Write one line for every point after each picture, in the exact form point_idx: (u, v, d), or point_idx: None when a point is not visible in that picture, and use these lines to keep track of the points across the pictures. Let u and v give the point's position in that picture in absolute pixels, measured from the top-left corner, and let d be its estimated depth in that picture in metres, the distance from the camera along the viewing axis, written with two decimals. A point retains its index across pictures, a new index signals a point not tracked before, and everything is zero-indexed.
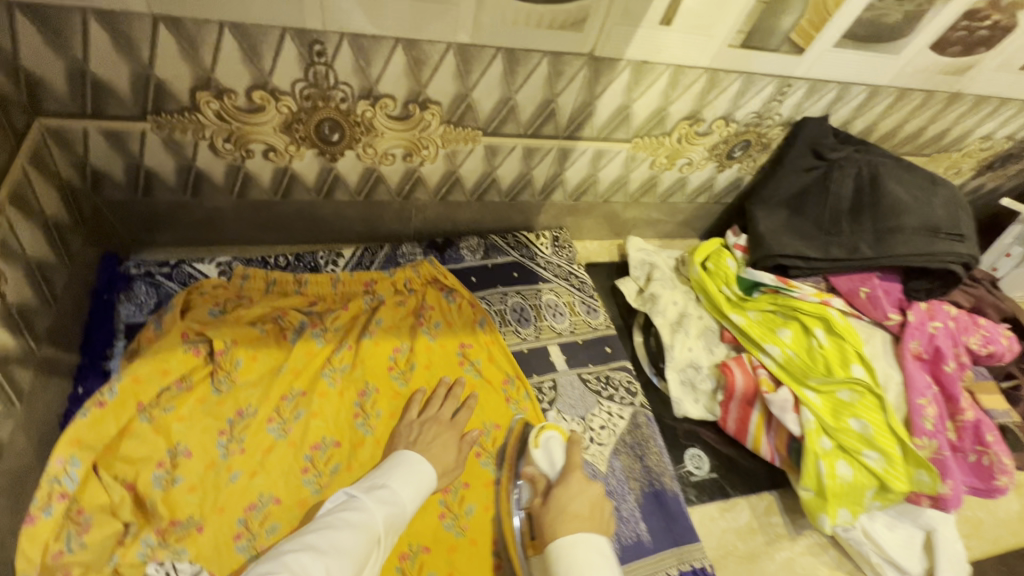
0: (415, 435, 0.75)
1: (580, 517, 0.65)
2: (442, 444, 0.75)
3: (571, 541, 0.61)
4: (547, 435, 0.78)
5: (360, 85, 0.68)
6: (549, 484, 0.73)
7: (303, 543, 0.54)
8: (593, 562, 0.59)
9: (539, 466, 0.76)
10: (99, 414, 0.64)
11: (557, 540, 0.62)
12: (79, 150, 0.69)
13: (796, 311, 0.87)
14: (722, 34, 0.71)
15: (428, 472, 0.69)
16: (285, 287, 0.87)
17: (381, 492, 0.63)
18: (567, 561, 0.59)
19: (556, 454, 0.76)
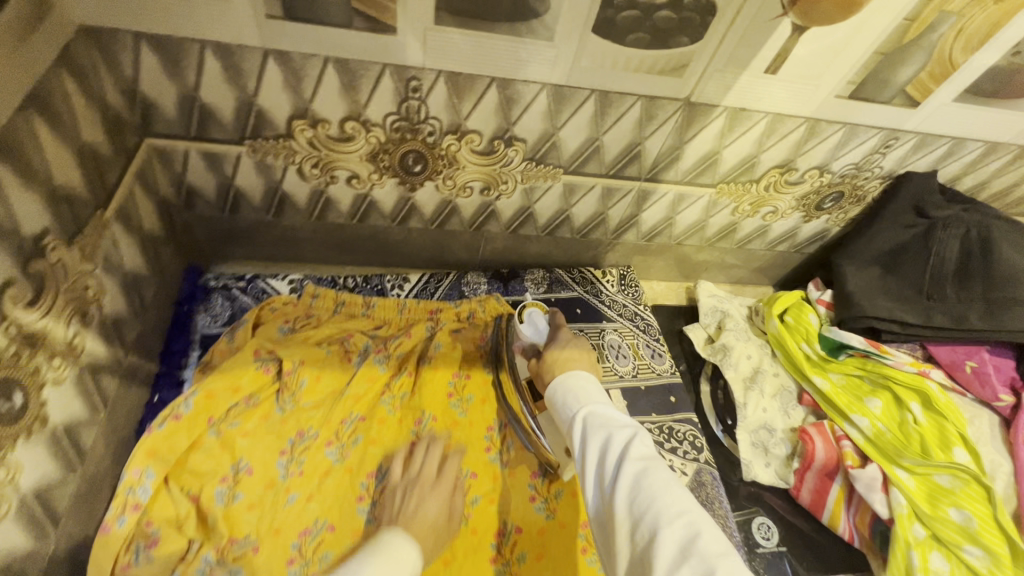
0: (400, 500, 0.69)
1: (572, 359, 0.69)
2: (432, 503, 0.69)
3: (563, 376, 0.65)
4: (530, 311, 0.83)
5: (449, 120, 0.68)
6: (539, 347, 0.79)
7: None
8: (580, 381, 0.63)
9: (526, 336, 0.80)
10: (173, 427, 0.66)
11: (550, 383, 0.66)
12: (178, 169, 0.72)
13: (889, 380, 0.80)
14: (830, 83, 0.67)
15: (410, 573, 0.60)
16: (353, 309, 0.87)
17: None
18: (558, 387, 0.64)
19: (540, 323, 0.81)
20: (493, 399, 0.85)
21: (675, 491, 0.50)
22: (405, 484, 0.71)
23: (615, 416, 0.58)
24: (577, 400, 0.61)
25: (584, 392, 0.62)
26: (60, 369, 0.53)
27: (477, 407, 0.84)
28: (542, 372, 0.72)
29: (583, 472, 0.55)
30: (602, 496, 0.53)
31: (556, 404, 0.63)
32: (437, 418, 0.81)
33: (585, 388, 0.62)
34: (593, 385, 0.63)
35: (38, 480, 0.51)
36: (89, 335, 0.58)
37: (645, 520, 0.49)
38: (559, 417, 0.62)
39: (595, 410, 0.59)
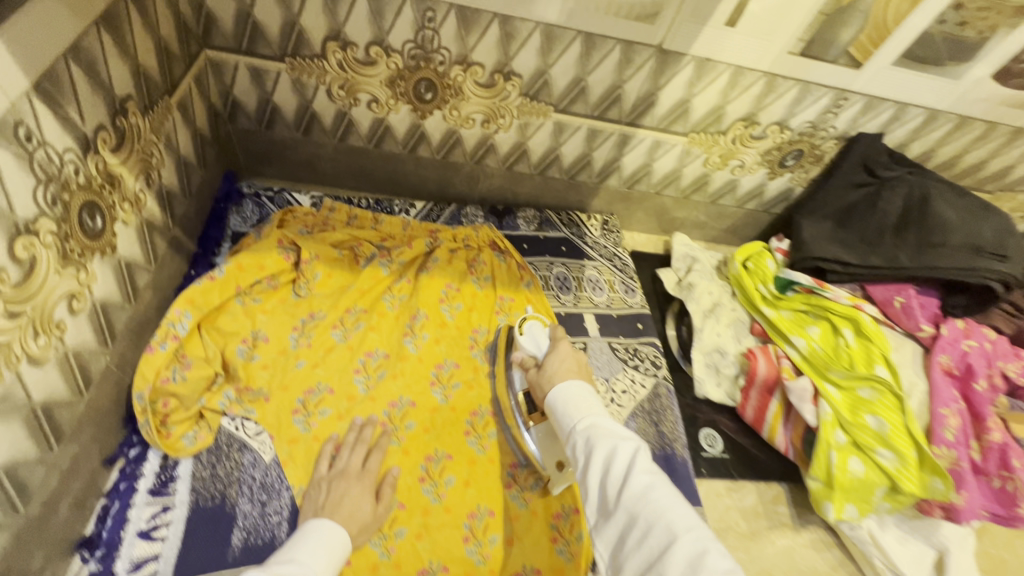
0: (324, 496, 0.70)
1: (570, 371, 0.70)
2: (358, 497, 0.70)
3: (562, 386, 0.66)
4: (530, 322, 0.84)
5: (457, 51, 0.81)
6: (538, 360, 0.78)
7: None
8: (578, 391, 0.64)
9: (524, 348, 0.81)
10: (208, 285, 0.79)
11: (550, 393, 0.67)
12: (227, 80, 0.85)
13: (827, 311, 0.90)
14: (782, 40, 0.79)
15: (340, 540, 0.63)
16: (363, 223, 1.00)
17: (286, 567, 0.56)
18: (560, 400, 0.64)
19: (540, 336, 0.81)
20: (478, 310, 0.97)
21: (682, 508, 0.49)
22: (331, 478, 0.72)
23: (617, 430, 0.58)
24: (579, 414, 0.61)
25: (584, 403, 0.63)
26: (128, 213, 0.67)
27: (464, 315, 0.96)
28: (541, 383, 0.72)
29: (586, 486, 0.54)
30: (605, 511, 0.53)
31: (558, 417, 0.64)
32: (430, 317, 0.93)
33: (587, 402, 0.63)
34: (593, 400, 0.63)
35: (104, 295, 0.64)
36: (149, 195, 0.71)
37: (653, 535, 0.48)
38: (561, 431, 0.62)
39: (597, 424, 0.59)
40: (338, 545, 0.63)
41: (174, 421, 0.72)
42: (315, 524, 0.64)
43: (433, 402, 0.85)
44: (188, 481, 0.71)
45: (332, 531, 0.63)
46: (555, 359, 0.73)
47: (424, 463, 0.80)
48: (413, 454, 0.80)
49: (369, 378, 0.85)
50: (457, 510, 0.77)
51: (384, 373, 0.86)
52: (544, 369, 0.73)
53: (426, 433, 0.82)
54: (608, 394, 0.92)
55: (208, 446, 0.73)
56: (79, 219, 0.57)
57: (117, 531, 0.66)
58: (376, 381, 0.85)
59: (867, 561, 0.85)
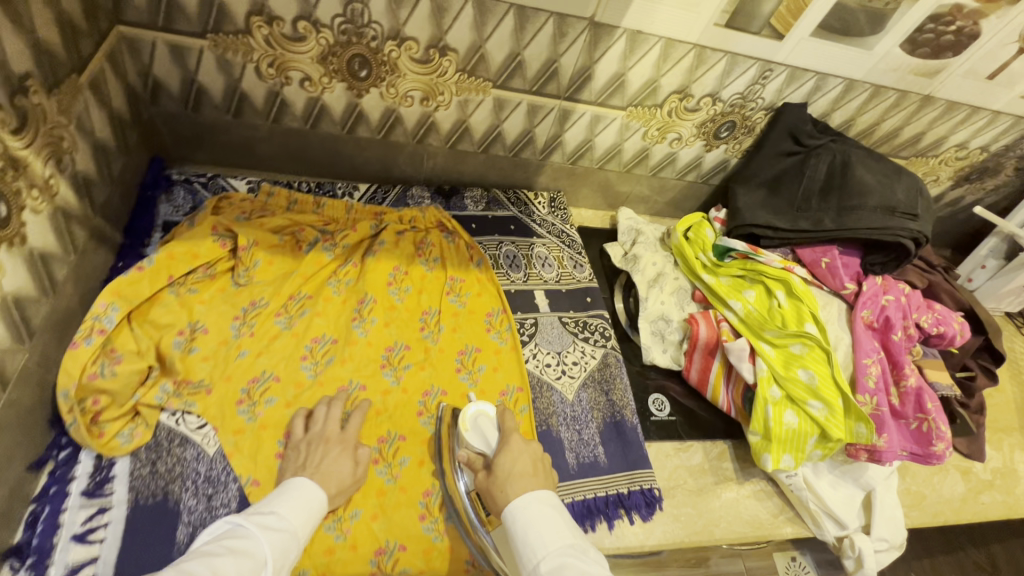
0: (303, 458, 0.71)
1: (525, 475, 0.68)
2: (336, 456, 0.72)
3: (523, 502, 0.64)
4: (473, 414, 0.80)
5: (389, 26, 0.79)
6: (488, 459, 0.75)
7: (180, 568, 0.48)
8: (548, 514, 0.62)
9: (474, 446, 0.77)
10: (137, 276, 0.74)
11: (508, 510, 0.64)
12: (145, 59, 0.80)
13: (761, 275, 0.95)
14: (708, 11, 0.81)
15: (319, 500, 0.67)
16: (304, 208, 0.97)
17: (266, 517, 0.59)
18: (523, 523, 0.61)
19: (487, 429, 0.78)
20: (428, 291, 0.96)
21: None
22: (309, 442, 0.73)
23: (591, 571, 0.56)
24: (548, 545, 0.59)
25: (555, 532, 0.61)
26: (38, 201, 0.63)
27: (413, 296, 0.95)
28: (494, 493, 0.68)
29: None
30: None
31: (519, 545, 0.61)
32: (378, 301, 0.91)
33: (556, 529, 0.61)
34: (563, 526, 0.62)
35: (16, 288, 0.60)
36: (62, 181, 0.67)
37: None
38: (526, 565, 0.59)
39: (567, 564, 0.57)
40: (316, 505, 0.66)
41: (107, 419, 0.68)
42: (296, 484, 0.67)
43: (384, 384, 0.85)
44: (126, 480, 0.68)
45: (312, 492, 0.66)
46: (506, 461, 0.70)
47: (376, 444, 0.80)
48: (365, 437, 0.80)
49: (316, 365, 0.83)
50: (414, 488, 0.77)
51: (332, 359, 0.84)
52: (497, 473, 0.70)
53: (379, 415, 0.82)
54: (559, 366, 0.95)
55: (146, 443, 0.70)
56: None
57: (49, 538, 0.62)
58: (324, 367, 0.83)
59: (805, 508, 0.91)
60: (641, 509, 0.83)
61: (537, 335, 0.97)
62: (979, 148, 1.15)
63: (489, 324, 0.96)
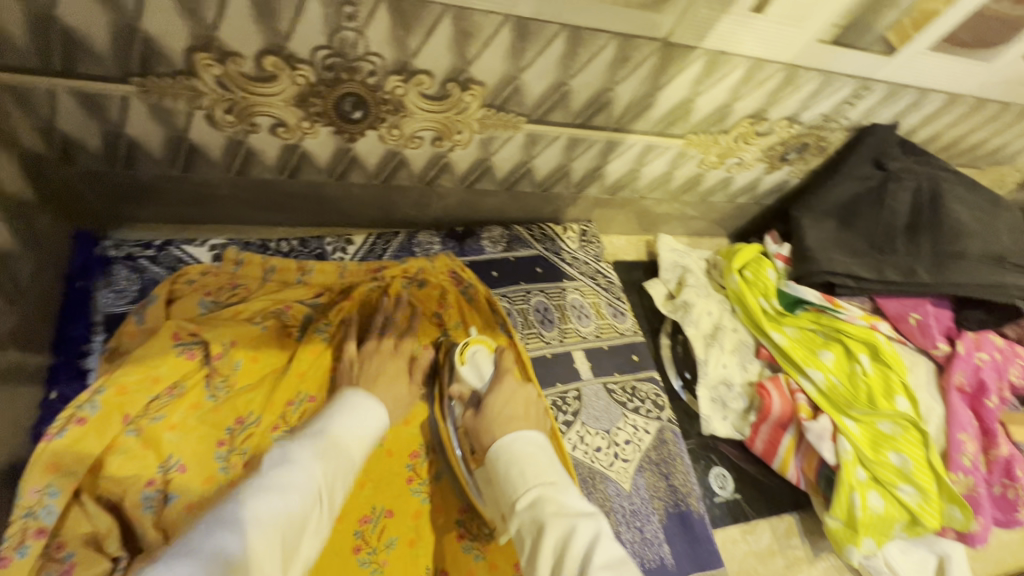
0: (357, 372, 0.70)
1: (515, 418, 0.62)
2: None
3: (509, 441, 0.59)
4: (473, 348, 0.73)
5: (394, 58, 0.57)
6: (477, 394, 0.69)
7: (225, 512, 0.44)
8: (532, 452, 0.57)
9: (466, 380, 0.71)
10: (78, 433, 0.56)
11: (494, 450, 0.59)
12: (43, 113, 0.57)
13: (841, 334, 0.82)
14: (814, 27, 0.62)
15: (378, 411, 0.64)
16: (286, 275, 0.76)
17: (319, 443, 0.55)
18: (506, 462, 0.57)
19: (484, 366, 0.72)
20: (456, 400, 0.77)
21: None
22: (363, 357, 0.72)
23: (570, 503, 0.52)
24: (528, 480, 0.54)
25: (536, 470, 0.55)
26: None
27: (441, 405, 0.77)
28: (481, 432, 0.62)
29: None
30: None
31: (501, 481, 0.57)
32: None
33: (537, 461, 0.56)
34: (547, 462, 0.57)
35: None
36: None
37: None
38: (506, 502, 0.55)
39: (548, 497, 0.53)
40: (373, 426, 0.62)
41: None
42: (352, 400, 0.63)
43: (414, 505, 0.69)
44: None
45: (368, 409, 0.63)
46: (496, 411, 0.63)
47: None
48: None
49: None
50: None
51: None
52: (483, 416, 0.63)
53: (414, 547, 0.67)
54: (611, 449, 0.81)
55: None
56: None
57: None
58: None
59: None
60: None
61: (583, 412, 0.83)
62: None
63: None
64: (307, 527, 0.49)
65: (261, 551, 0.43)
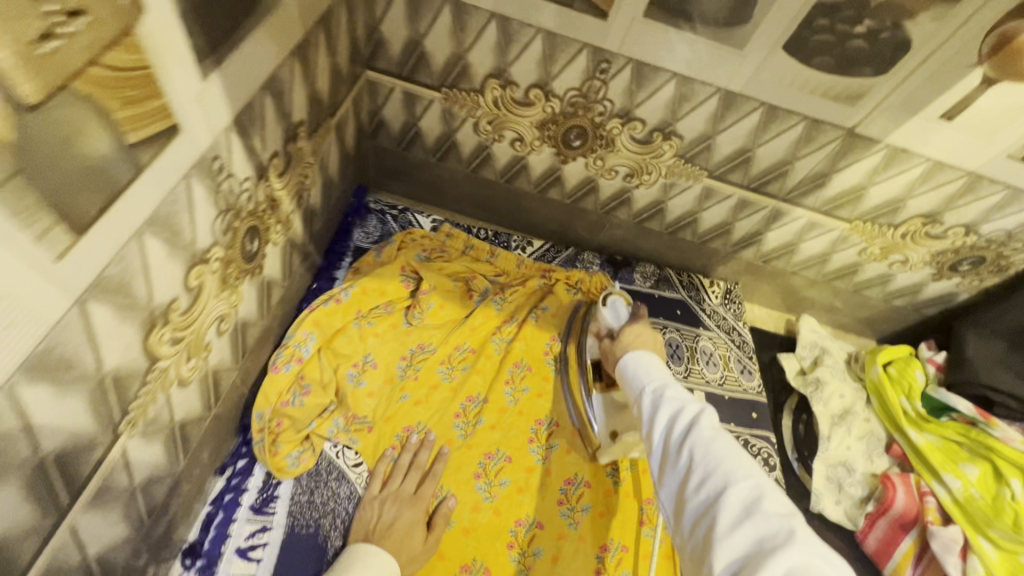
0: (375, 517, 0.69)
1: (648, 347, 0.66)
2: (409, 529, 0.69)
3: (635, 352, 0.62)
4: (614, 296, 0.80)
5: (621, 104, 0.76)
6: (613, 331, 0.76)
7: None
8: (652, 358, 0.61)
9: (604, 319, 0.78)
10: (333, 307, 0.80)
11: (621, 358, 0.63)
12: (379, 101, 0.85)
13: (991, 451, 0.79)
14: (1004, 142, 0.68)
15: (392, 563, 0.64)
16: (479, 254, 0.97)
17: None
18: (633, 359, 0.61)
19: (622, 311, 0.78)
20: (505, 508, 0.77)
21: (744, 460, 0.48)
22: (382, 501, 0.72)
23: (686, 389, 0.56)
24: (648, 372, 0.59)
25: (656, 369, 0.59)
26: (278, 235, 0.67)
27: (507, 493, 0.78)
28: (615, 351, 0.69)
29: (650, 437, 0.53)
30: (661, 460, 0.52)
31: (626, 378, 0.61)
32: (534, 368, 0.89)
33: (657, 361, 0.60)
34: (664, 362, 0.60)
35: (245, 314, 0.64)
36: (298, 214, 0.71)
37: (710, 482, 0.47)
38: (627, 391, 0.59)
39: (670, 381, 0.57)
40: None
41: (283, 440, 0.71)
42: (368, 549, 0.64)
43: (529, 460, 0.81)
44: (286, 503, 0.70)
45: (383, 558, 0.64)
46: (629, 333, 0.69)
47: (514, 527, 0.76)
48: (505, 514, 0.77)
49: (467, 424, 0.82)
50: None
51: (483, 421, 0.82)
52: (618, 340, 0.69)
53: (521, 494, 0.78)
54: None
55: (308, 470, 0.73)
56: (241, 245, 0.57)
57: (218, 546, 0.66)
58: (475, 428, 0.82)
59: None
60: None
61: None
62: None
63: (643, 514, 0.76)
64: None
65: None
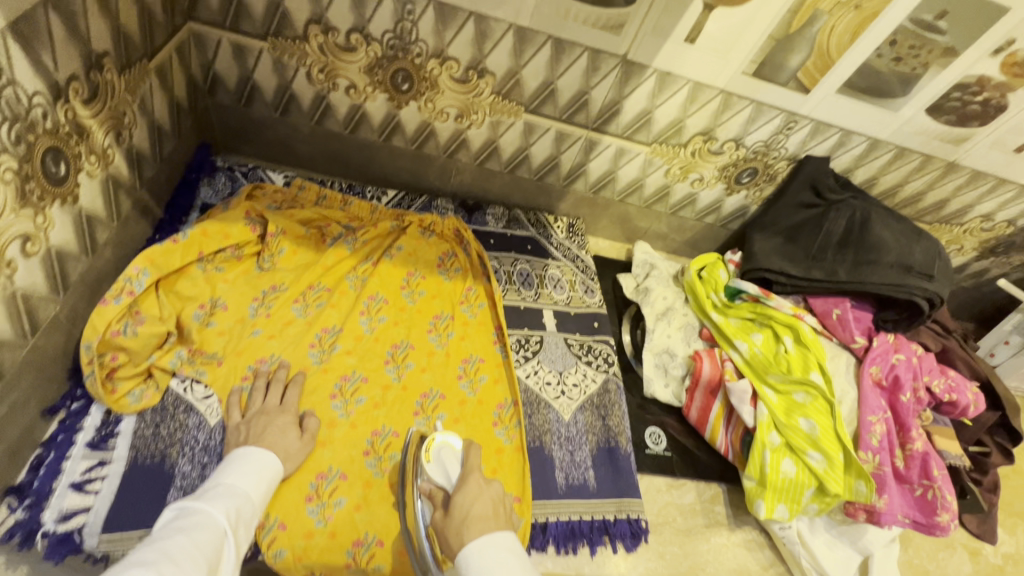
0: (244, 434, 0.71)
1: (485, 517, 0.61)
2: (282, 429, 0.72)
3: (480, 544, 0.57)
4: (438, 446, 0.74)
5: (434, 45, 0.85)
6: (448, 494, 0.68)
7: (133, 560, 0.45)
8: (508, 561, 0.56)
9: (432, 478, 0.70)
10: (171, 247, 0.79)
11: (464, 553, 0.57)
12: (209, 54, 0.88)
13: (770, 320, 0.95)
14: (737, 60, 0.85)
15: (271, 459, 0.67)
16: (333, 204, 1.01)
17: (215, 493, 0.58)
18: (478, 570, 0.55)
19: (450, 463, 0.71)
20: (365, 422, 0.81)
21: None
22: (249, 419, 0.73)
23: None
24: None
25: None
26: (94, 166, 0.68)
27: (364, 411, 0.82)
28: (447, 530, 0.62)
29: None
30: None
31: None
32: (390, 301, 0.95)
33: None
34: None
35: (61, 243, 0.65)
36: (118, 153, 0.72)
37: None
38: None
39: None
40: (270, 471, 0.66)
41: (121, 377, 0.71)
42: (246, 451, 0.67)
43: (385, 379, 0.86)
44: (129, 438, 0.70)
45: (263, 457, 0.67)
46: (464, 500, 0.63)
47: (370, 437, 0.80)
48: (360, 427, 0.81)
49: (323, 353, 0.86)
50: (398, 485, 0.77)
51: (339, 348, 0.87)
52: (451, 516, 0.62)
53: (377, 409, 0.83)
54: (559, 387, 0.95)
55: (153, 405, 0.73)
56: (42, 163, 0.59)
57: (49, 482, 0.64)
58: (331, 355, 0.86)
59: (795, 563, 0.87)
60: (627, 538, 0.82)
61: (541, 353, 0.98)
62: (1005, 221, 1.15)
63: (498, 417, 0.88)
64: (220, 558, 0.52)
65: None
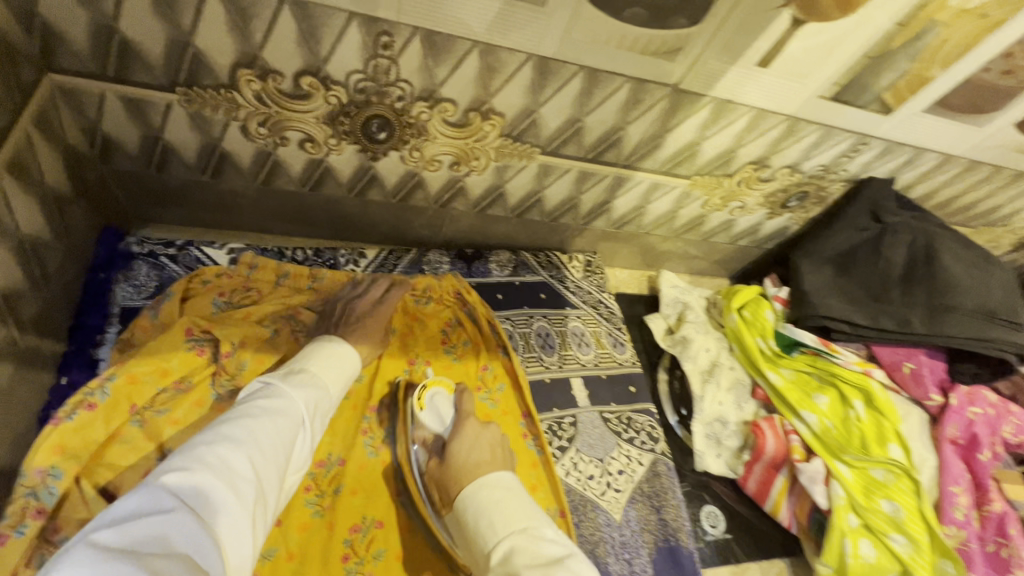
0: (339, 316, 0.73)
1: (481, 462, 0.61)
2: (372, 327, 0.74)
3: (475, 490, 0.57)
4: (432, 392, 0.74)
5: (421, 85, 0.61)
6: (442, 439, 0.69)
7: (218, 432, 0.48)
8: (501, 500, 0.55)
9: (427, 425, 0.71)
10: (87, 418, 0.57)
11: (462, 495, 0.57)
12: (91, 114, 0.60)
13: (835, 378, 0.85)
14: (815, 83, 0.66)
15: (351, 364, 0.66)
16: (298, 281, 0.79)
17: (297, 377, 0.59)
18: (477, 508, 0.55)
19: (444, 410, 0.72)
20: None
21: None
22: (348, 306, 0.75)
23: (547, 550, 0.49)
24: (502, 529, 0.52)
25: (507, 515, 0.54)
26: None
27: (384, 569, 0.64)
28: (445, 470, 0.62)
29: None
30: None
31: (474, 528, 0.54)
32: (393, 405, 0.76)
33: (511, 505, 0.54)
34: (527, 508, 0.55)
35: None
36: None
37: None
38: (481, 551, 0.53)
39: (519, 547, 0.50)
40: (348, 364, 0.66)
41: None
42: (332, 345, 0.66)
43: (400, 519, 0.67)
44: None
45: (344, 353, 0.67)
46: (461, 444, 0.64)
47: None
48: None
49: (321, 498, 0.67)
50: None
51: (341, 488, 0.68)
52: (449, 463, 0.62)
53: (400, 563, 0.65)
54: (604, 478, 0.81)
55: None
56: None
57: None
58: (332, 500, 0.67)
59: None
60: None
61: (578, 439, 0.83)
62: None
63: None
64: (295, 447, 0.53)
65: (249, 471, 0.45)
